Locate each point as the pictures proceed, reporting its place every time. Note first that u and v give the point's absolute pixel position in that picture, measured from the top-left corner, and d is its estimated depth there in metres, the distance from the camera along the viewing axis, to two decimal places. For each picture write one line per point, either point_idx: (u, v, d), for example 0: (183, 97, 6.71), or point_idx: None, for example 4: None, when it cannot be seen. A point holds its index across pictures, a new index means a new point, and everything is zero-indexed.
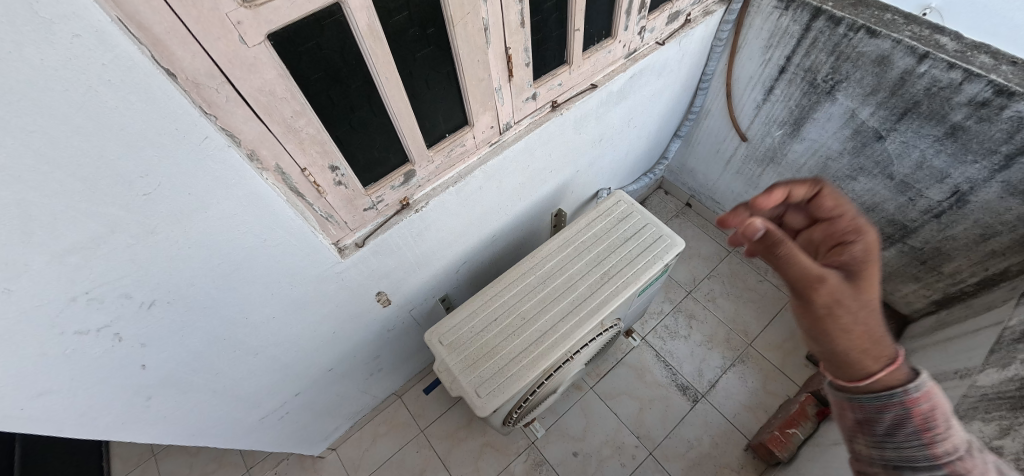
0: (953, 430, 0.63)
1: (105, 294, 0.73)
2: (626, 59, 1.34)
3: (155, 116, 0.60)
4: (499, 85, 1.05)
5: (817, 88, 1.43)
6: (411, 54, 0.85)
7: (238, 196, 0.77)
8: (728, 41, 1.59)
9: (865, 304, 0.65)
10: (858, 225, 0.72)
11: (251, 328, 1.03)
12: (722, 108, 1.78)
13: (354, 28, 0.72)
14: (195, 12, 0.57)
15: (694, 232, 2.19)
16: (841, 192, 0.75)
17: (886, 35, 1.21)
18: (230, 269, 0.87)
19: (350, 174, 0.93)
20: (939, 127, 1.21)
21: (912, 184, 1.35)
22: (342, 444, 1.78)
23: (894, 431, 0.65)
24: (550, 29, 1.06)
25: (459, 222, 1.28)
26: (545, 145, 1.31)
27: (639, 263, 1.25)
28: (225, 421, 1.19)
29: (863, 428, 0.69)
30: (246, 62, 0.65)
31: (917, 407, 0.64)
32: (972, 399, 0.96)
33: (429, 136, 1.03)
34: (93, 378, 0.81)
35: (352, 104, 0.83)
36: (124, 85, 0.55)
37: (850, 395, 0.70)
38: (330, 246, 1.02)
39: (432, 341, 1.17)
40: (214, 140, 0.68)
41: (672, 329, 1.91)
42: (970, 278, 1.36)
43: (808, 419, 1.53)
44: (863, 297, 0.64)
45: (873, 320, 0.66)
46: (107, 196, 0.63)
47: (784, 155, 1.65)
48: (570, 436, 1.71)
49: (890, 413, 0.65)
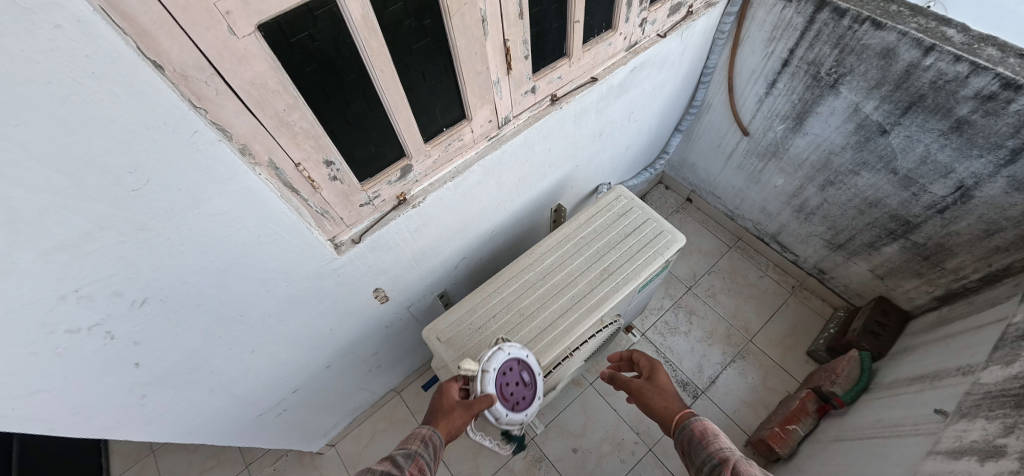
0: (728, 443, 0.80)
1: (95, 292, 0.71)
2: (626, 52, 1.32)
3: (143, 110, 0.58)
4: (497, 78, 1.04)
5: (820, 81, 1.41)
6: (407, 46, 0.83)
7: (231, 192, 0.76)
8: (730, 34, 1.57)
9: (659, 388, 1.01)
10: (652, 361, 1.09)
11: (247, 326, 1.02)
12: (723, 102, 1.76)
13: (348, 19, 0.70)
14: (182, 1, 0.55)
15: (695, 228, 2.17)
16: (645, 352, 1.14)
17: (891, 27, 1.19)
18: (224, 266, 0.86)
19: (346, 169, 0.91)
20: (944, 121, 1.19)
21: (915, 179, 1.33)
22: (341, 440, 1.78)
23: (697, 450, 0.82)
24: (550, 20, 1.04)
25: (457, 218, 1.26)
26: (544, 139, 1.29)
27: (639, 259, 1.23)
28: (222, 418, 1.18)
29: (689, 461, 0.83)
30: (237, 54, 0.64)
31: (697, 424, 0.86)
32: (975, 397, 0.96)
33: (426, 130, 1.01)
34: (85, 377, 0.80)
35: (347, 97, 0.81)
36: (109, 78, 0.54)
37: (675, 433, 0.90)
38: (326, 242, 1.00)
39: (430, 338, 1.16)
40: (204, 135, 0.67)
41: (672, 325, 1.90)
42: (973, 274, 1.35)
43: (809, 415, 1.52)
44: (655, 385, 1.01)
45: (671, 396, 0.98)
46: (95, 192, 0.61)
47: (786, 149, 1.63)
48: (570, 432, 1.70)
49: (688, 433, 0.86)
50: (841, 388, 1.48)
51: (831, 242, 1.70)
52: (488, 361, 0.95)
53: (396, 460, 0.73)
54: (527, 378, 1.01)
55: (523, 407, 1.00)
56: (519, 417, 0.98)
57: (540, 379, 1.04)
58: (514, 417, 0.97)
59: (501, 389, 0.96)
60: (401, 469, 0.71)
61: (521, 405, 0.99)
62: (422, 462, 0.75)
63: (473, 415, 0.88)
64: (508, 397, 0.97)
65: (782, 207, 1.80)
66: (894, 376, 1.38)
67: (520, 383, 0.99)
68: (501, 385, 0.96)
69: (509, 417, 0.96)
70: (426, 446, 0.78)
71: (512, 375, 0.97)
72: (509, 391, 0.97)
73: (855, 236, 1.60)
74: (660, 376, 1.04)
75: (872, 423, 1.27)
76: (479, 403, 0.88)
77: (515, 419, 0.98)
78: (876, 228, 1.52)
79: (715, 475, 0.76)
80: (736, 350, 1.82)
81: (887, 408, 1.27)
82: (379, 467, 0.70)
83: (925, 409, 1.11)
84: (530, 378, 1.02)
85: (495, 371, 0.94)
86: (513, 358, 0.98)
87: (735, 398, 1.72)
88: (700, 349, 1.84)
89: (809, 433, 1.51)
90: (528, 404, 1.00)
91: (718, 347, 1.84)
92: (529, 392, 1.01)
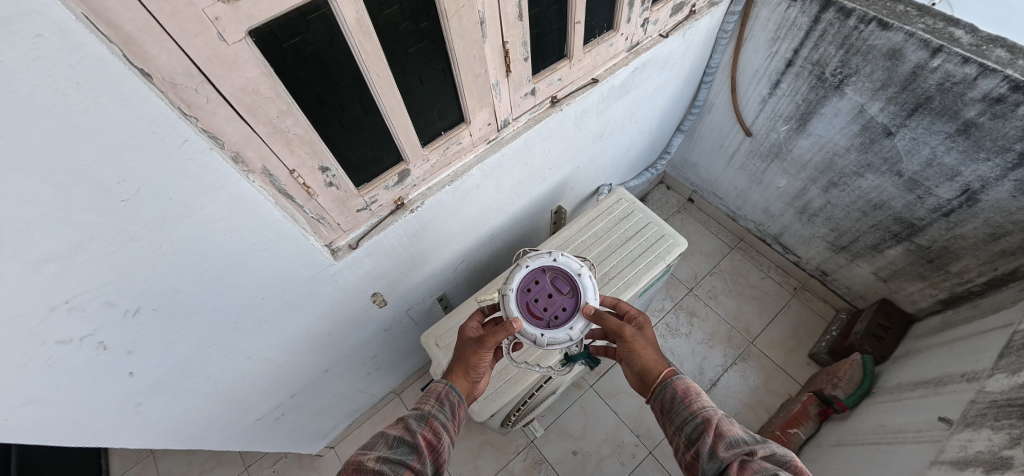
0: (706, 402, 0.83)
1: (86, 303, 0.70)
2: (628, 52, 1.30)
3: (131, 119, 0.57)
4: (496, 81, 1.02)
5: (824, 82, 1.38)
6: (404, 49, 0.81)
7: (223, 200, 0.74)
8: (734, 33, 1.54)
9: (649, 344, 0.92)
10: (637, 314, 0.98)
11: (243, 332, 1.01)
12: (726, 101, 1.73)
13: (342, 23, 0.68)
14: (168, 7, 0.53)
15: (696, 228, 2.16)
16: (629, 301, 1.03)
17: (898, 28, 1.16)
18: (217, 274, 0.85)
19: (342, 175, 0.89)
20: (951, 123, 1.18)
21: (921, 181, 1.31)
22: (340, 442, 1.77)
23: (680, 412, 0.83)
24: (550, 21, 1.01)
25: (456, 221, 1.25)
26: (544, 141, 1.27)
27: (640, 263, 1.22)
28: (219, 424, 1.17)
29: (671, 423, 0.84)
30: (227, 61, 0.62)
31: (681, 385, 0.86)
32: (980, 406, 0.95)
33: (424, 134, 0.99)
34: (77, 387, 0.78)
35: (342, 102, 0.80)
36: (95, 87, 0.52)
37: (658, 396, 0.88)
38: (323, 248, 0.99)
39: (429, 343, 1.15)
40: (195, 143, 0.65)
41: (673, 327, 1.89)
42: (979, 278, 1.34)
43: (810, 419, 1.51)
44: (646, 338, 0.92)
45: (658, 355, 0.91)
46: (83, 202, 0.60)
47: (789, 150, 1.61)
48: (570, 434, 1.70)
49: (672, 394, 0.86)
50: (843, 392, 1.47)
51: (833, 244, 1.68)
52: (509, 283, 0.97)
53: (408, 423, 0.79)
54: (562, 289, 0.97)
55: (565, 321, 0.94)
56: (564, 330, 0.92)
57: (581, 282, 0.96)
58: (556, 332, 0.92)
59: (529, 305, 0.95)
60: (413, 432, 0.77)
61: (559, 319, 0.93)
62: (437, 424, 0.80)
63: (485, 345, 0.88)
64: (542, 313, 0.94)
65: (784, 208, 1.78)
66: (896, 380, 1.37)
67: (554, 294, 0.96)
68: (529, 303, 0.95)
69: (548, 336, 0.91)
70: (442, 405, 0.84)
71: (537, 289, 0.96)
72: (541, 305, 0.95)
73: (858, 238, 1.58)
74: (644, 329, 0.95)
75: (874, 428, 1.25)
76: (496, 330, 0.88)
77: (559, 334, 0.92)
78: (879, 231, 1.50)
79: (699, 434, 0.78)
80: (737, 351, 1.81)
81: (890, 413, 1.26)
82: (390, 431, 0.77)
83: (928, 415, 1.10)
84: (567, 287, 0.97)
85: (516, 288, 0.95)
86: (535, 271, 0.97)
87: (736, 400, 1.71)
88: (701, 351, 1.83)
89: (810, 437, 1.50)
90: (571, 315, 0.94)
91: (719, 349, 1.83)
92: (571, 302, 0.96)
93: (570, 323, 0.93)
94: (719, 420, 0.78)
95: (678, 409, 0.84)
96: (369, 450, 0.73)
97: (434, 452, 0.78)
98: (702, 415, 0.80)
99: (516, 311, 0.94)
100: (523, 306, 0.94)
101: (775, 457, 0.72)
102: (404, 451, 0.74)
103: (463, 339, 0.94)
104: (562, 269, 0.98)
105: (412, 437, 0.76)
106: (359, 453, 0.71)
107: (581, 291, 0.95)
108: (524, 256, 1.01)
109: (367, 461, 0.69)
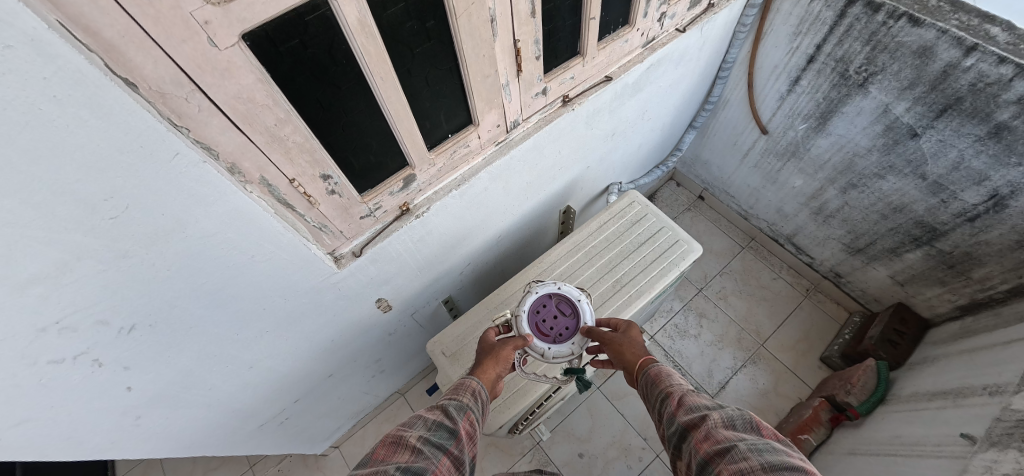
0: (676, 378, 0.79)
1: (77, 322, 0.66)
2: (643, 48, 1.24)
3: (116, 133, 0.53)
4: (506, 81, 0.96)
5: (848, 80, 1.33)
6: (409, 50, 0.76)
7: (219, 213, 0.70)
8: (753, 27, 1.48)
9: (631, 341, 0.90)
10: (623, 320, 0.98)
11: (244, 343, 0.97)
12: (742, 97, 1.67)
13: (343, 23, 0.63)
14: (151, 11, 0.48)
15: (706, 227, 2.12)
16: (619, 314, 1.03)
17: (930, 24, 1.10)
18: (216, 287, 0.81)
19: (344, 182, 0.85)
20: (982, 126, 1.12)
21: (946, 185, 1.26)
22: (345, 442, 1.76)
23: (651, 391, 0.79)
24: (563, 17, 0.96)
25: (464, 225, 1.21)
26: (554, 142, 1.22)
27: (654, 270, 1.18)
28: (222, 431, 1.15)
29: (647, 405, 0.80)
30: (218, 68, 0.57)
31: (651, 366, 0.83)
32: (1006, 424, 0.91)
33: (430, 137, 0.95)
34: (74, 407, 0.75)
35: (345, 107, 0.75)
36: (74, 101, 0.48)
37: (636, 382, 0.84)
38: (326, 256, 0.95)
39: (435, 352, 1.11)
40: (186, 156, 0.61)
41: (682, 328, 1.86)
42: (1001, 285, 1.29)
43: (822, 424, 1.49)
44: (627, 336, 0.91)
45: (641, 350, 0.88)
46: (69, 222, 0.56)
47: (807, 149, 1.56)
48: (576, 437, 1.68)
49: (644, 376, 0.82)
50: (857, 399, 1.44)
51: (849, 247, 1.64)
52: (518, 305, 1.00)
53: (447, 408, 0.74)
54: (566, 310, 1.00)
55: (568, 339, 0.97)
56: (566, 347, 0.96)
57: (584, 306, 1.00)
58: (559, 348, 0.95)
59: (537, 325, 0.97)
60: (453, 418, 0.72)
61: (564, 338, 0.97)
62: (474, 416, 0.76)
63: (514, 348, 0.90)
64: (548, 332, 0.97)
65: (799, 208, 1.73)
66: (912, 389, 1.34)
67: (559, 315, 0.99)
68: (536, 323, 0.98)
69: (553, 352, 0.95)
70: (477, 400, 0.79)
71: (544, 311, 0.99)
72: (547, 326, 0.98)
73: (876, 241, 1.54)
74: (631, 331, 0.93)
75: (889, 439, 1.22)
76: (513, 338, 0.92)
77: (562, 350, 0.95)
78: (899, 234, 1.45)
79: (664, 408, 0.74)
80: (747, 354, 1.79)
81: (906, 423, 1.22)
82: (430, 414, 0.72)
83: (947, 429, 1.07)
84: (570, 309, 1.00)
85: (526, 311, 0.98)
86: (542, 295, 1.00)
87: (744, 403, 1.69)
88: (711, 353, 1.80)
89: (820, 443, 1.48)
90: (573, 334, 0.98)
91: (728, 351, 1.80)
92: (573, 322, 0.99)
93: (571, 340, 0.97)
94: (685, 392, 0.74)
95: (648, 388, 0.81)
96: (408, 428, 0.68)
97: (470, 444, 0.73)
98: (668, 389, 0.76)
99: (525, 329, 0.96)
100: (532, 326, 0.97)
101: (739, 420, 0.65)
102: (445, 435, 0.69)
103: (485, 340, 0.95)
104: (568, 294, 1.01)
105: (452, 423, 0.71)
106: (400, 428, 0.67)
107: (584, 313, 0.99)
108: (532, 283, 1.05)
109: (410, 437, 0.65)
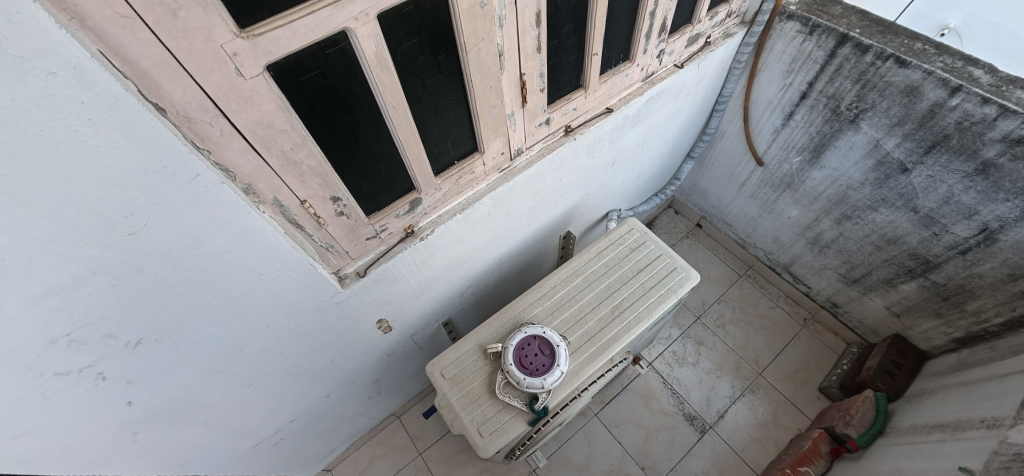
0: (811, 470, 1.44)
1: (86, 335, 0.67)
2: (643, 81, 1.30)
3: (142, 155, 0.55)
4: (511, 110, 1.01)
5: (839, 115, 1.38)
6: (421, 81, 0.80)
7: (233, 232, 0.72)
8: (748, 63, 1.55)
9: None
10: None
11: (247, 360, 0.98)
12: (737, 130, 1.74)
13: (361, 56, 0.67)
14: (185, 42, 0.52)
15: (704, 254, 2.15)
16: None
17: (916, 65, 1.16)
18: (224, 304, 0.83)
19: (353, 204, 0.88)
20: (970, 162, 1.16)
21: (937, 218, 1.29)
22: (337, 465, 1.72)
23: None
24: (568, 53, 1.01)
25: (467, 247, 1.24)
26: (557, 170, 1.26)
27: (653, 296, 1.20)
28: (217, 451, 1.14)
29: None
30: (243, 95, 0.61)
31: None
32: (1005, 457, 0.90)
33: (437, 163, 0.98)
34: (74, 422, 0.74)
35: (358, 133, 0.78)
36: (106, 123, 0.50)
37: None
38: (330, 275, 0.97)
39: (434, 374, 1.11)
40: (206, 178, 0.63)
41: (680, 355, 1.87)
42: (996, 318, 1.31)
43: (821, 457, 1.46)
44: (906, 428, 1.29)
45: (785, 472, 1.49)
46: (89, 237, 0.58)
47: (802, 181, 1.60)
48: (574, 464, 1.66)
49: None
50: (856, 431, 1.43)
51: (845, 277, 1.66)
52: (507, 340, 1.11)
53: None
54: (546, 349, 1.09)
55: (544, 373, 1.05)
56: (538, 380, 1.04)
57: (563, 349, 1.09)
58: (532, 380, 1.04)
59: (518, 358, 1.07)
60: None
61: (540, 372, 1.05)
62: None
63: None
64: (529, 365, 1.06)
65: (795, 238, 1.77)
66: (912, 421, 1.33)
67: (539, 353, 1.08)
68: (519, 357, 1.08)
69: (529, 382, 1.04)
70: None
71: (528, 348, 1.08)
72: (526, 360, 1.07)
73: (870, 272, 1.56)
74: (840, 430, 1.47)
75: (889, 471, 1.21)
76: None
77: (535, 382, 1.04)
78: (894, 265, 1.48)
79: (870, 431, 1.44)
80: (745, 383, 1.78)
81: (907, 455, 1.21)
82: None
83: (947, 461, 1.06)
84: (551, 349, 1.09)
85: (510, 345, 1.09)
86: (528, 334, 1.10)
87: (744, 433, 1.68)
88: (709, 381, 1.80)
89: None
90: (548, 371, 1.06)
91: (727, 378, 1.80)
92: (551, 361, 1.07)
93: (546, 376, 1.05)
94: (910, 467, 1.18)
95: None
96: None
97: None
98: None
99: (510, 361, 1.07)
100: (514, 359, 1.07)
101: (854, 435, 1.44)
102: None
103: None
104: (550, 336, 1.10)
105: None
106: None
107: (558, 356, 1.07)
108: (524, 322, 1.16)
109: None
